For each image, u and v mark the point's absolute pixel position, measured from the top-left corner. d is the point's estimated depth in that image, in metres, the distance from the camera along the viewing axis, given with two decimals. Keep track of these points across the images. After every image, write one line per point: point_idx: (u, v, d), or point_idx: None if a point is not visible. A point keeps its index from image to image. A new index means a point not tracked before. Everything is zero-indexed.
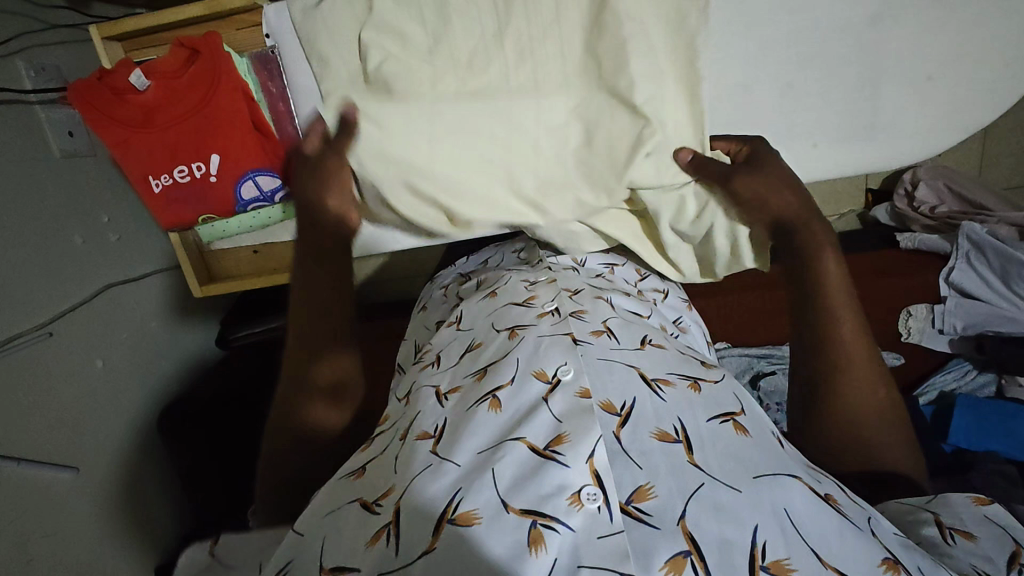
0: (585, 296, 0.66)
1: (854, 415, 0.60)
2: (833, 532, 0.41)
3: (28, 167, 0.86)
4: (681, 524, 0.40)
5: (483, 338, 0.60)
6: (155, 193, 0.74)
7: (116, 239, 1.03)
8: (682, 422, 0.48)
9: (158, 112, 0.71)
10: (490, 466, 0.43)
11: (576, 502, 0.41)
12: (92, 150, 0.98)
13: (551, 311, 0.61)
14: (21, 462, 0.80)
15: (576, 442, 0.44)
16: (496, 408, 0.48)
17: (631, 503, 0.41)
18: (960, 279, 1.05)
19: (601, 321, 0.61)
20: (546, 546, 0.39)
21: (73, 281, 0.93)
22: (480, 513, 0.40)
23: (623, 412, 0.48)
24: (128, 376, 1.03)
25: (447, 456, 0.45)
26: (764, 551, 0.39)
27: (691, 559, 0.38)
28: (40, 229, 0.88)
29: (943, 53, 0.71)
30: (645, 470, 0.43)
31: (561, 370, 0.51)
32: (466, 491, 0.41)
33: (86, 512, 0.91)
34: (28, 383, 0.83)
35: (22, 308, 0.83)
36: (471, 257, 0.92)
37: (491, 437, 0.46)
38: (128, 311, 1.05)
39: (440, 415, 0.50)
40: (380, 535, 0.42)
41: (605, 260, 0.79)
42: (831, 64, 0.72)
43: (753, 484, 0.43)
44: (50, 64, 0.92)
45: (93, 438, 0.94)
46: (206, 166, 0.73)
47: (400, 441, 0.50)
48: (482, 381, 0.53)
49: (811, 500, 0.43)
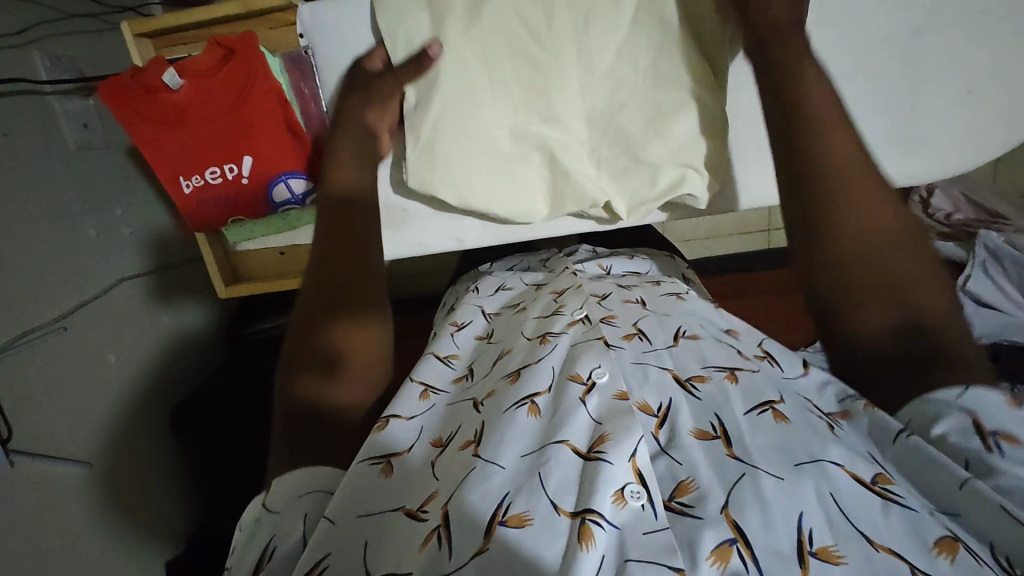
0: (614, 301, 0.67)
1: (881, 270, 0.51)
2: (881, 514, 0.40)
3: (43, 159, 0.85)
4: (726, 513, 0.40)
5: (512, 345, 0.61)
6: (185, 194, 0.73)
7: (129, 233, 1.02)
8: (719, 418, 0.48)
9: (190, 112, 0.70)
10: (536, 471, 0.43)
11: (620, 499, 0.41)
12: (107, 142, 0.97)
13: (580, 319, 0.60)
14: (34, 457, 0.80)
15: (617, 439, 0.44)
16: (535, 414, 0.49)
17: (673, 499, 0.42)
18: (976, 288, 1.03)
19: (632, 325, 0.61)
20: (595, 541, 0.39)
21: (87, 274, 0.92)
22: (531, 515, 0.41)
23: (660, 413, 0.48)
24: (141, 370, 1.02)
25: (491, 458, 0.45)
26: (811, 537, 0.39)
27: (737, 547, 0.38)
28: (54, 221, 0.86)
29: (978, 69, 0.70)
30: (685, 465, 0.44)
31: (595, 373, 0.50)
32: (516, 495, 0.42)
33: (98, 507, 0.91)
34: (41, 378, 0.82)
35: (37, 302, 0.82)
36: (496, 260, 0.92)
37: (533, 442, 0.46)
38: (141, 305, 1.04)
39: (479, 422, 0.51)
40: (431, 537, 0.42)
41: (629, 267, 0.83)
42: (866, 75, 0.71)
43: (796, 470, 0.42)
44: (65, 55, 0.90)
45: (106, 433, 0.93)
46: (238, 169, 0.72)
47: (438, 448, 0.51)
48: (517, 383, 0.52)
49: (857, 482, 0.42)
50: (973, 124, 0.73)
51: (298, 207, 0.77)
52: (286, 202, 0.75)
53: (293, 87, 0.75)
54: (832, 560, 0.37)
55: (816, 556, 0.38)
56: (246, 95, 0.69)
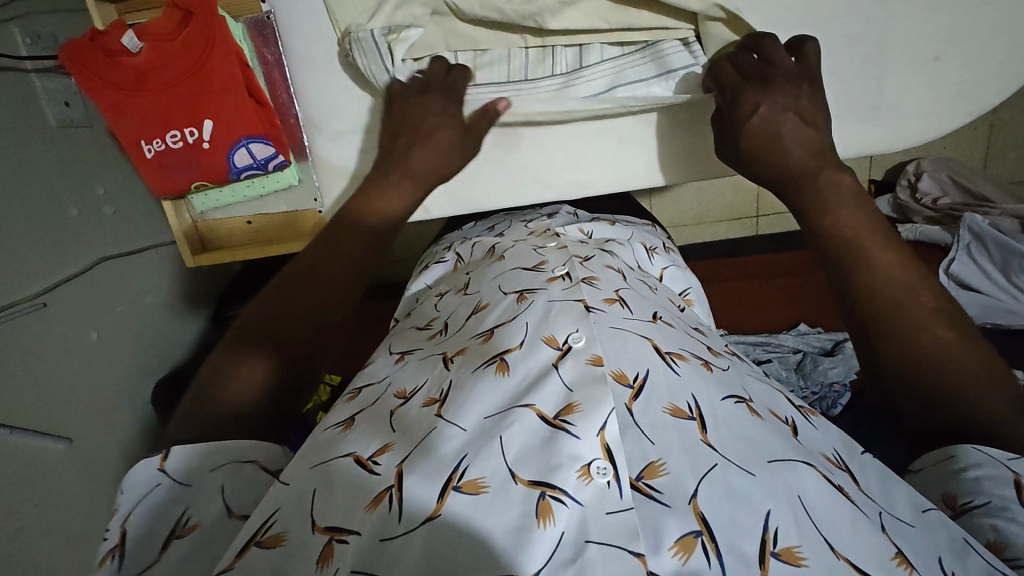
0: (595, 263, 0.66)
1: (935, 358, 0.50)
2: (847, 523, 0.40)
3: (24, 135, 0.85)
4: (693, 504, 0.39)
5: (489, 299, 0.62)
6: (148, 158, 0.75)
7: (111, 212, 1.03)
8: (696, 400, 0.46)
9: (151, 75, 0.71)
10: (498, 433, 0.43)
11: (585, 475, 0.40)
12: (88, 120, 0.98)
13: (561, 276, 0.61)
14: (13, 431, 0.79)
15: (586, 412, 0.43)
16: (503, 372, 0.48)
17: (641, 479, 0.41)
18: (959, 271, 1.05)
19: (613, 290, 0.60)
20: (555, 519, 0.38)
21: (67, 251, 0.92)
22: (487, 483, 0.40)
23: (635, 384, 0.47)
24: (122, 349, 1.03)
25: (453, 420, 0.45)
26: (776, 537, 0.38)
27: (701, 540, 0.37)
28: (35, 197, 0.87)
29: (949, 36, 0.70)
30: (657, 446, 0.42)
31: (572, 338, 0.51)
32: (473, 459, 0.41)
33: (79, 484, 0.91)
34: (23, 351, 0.82)
35: (17, 277, 0.82)
36: (480, 222, 0.93)
37: (501, 401, 0.46)
38: (124, 283, 1.05)
39: (447, 379, 0.51)
40: (382, 497, 0.41)
41: (612, 232, 0.81)
42: (836, 43, 0.71)
43: (768, 467, 0.42)
44: (46, 33, 0.90)
45: (87, 409, 0.94)
46: (199, 133, 0.74)
47: (400, 400, 0.51)
48: (488, 343, 0.53)
49: (824, 487, 0.42)
50: (945, 92, 0.73)
51: (260, 172, 0.78)
52: (249, 165, 0.76)
53: (256, 54, 0.73)
54: (794, 561, 0.37)
55: (779, 556, 0.37)
56: (205, 60, 0.70)
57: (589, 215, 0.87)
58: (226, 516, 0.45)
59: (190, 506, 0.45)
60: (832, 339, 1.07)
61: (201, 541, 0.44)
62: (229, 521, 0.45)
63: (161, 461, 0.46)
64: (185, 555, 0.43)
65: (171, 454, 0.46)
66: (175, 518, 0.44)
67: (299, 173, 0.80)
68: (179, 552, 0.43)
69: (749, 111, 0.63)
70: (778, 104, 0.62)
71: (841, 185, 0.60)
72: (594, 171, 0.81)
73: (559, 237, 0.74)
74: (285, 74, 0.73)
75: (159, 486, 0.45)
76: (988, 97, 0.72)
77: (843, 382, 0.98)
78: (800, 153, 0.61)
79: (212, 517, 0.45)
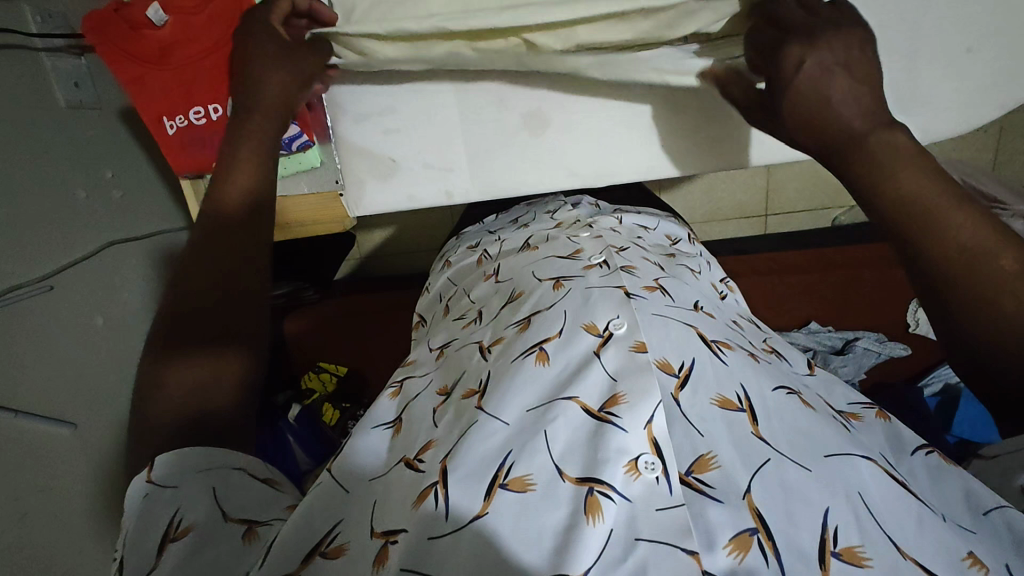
0: (632, 253, 0.65)
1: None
2: (915, 523, 0.39)
3: (33, 114, 0.84)
4: (748, 500, 0.38)
5: (525, 287, 0.61)
6: (169, 135, 0.72)
7: (119, 196, 1.01)
8: (745, 391, 0.46)
9: (174, 49, 0.68)
10: (542, 428, 0.42)
11: (633, 470, 0.40)
12: (96, 103, 0.96)
13: (598, 264, 0.61)
14: (20, 414, 0.78)
15: (633, 404, 0.43)
16: (543, 362, 0.48)
17: (691, 474, 0.40)
18: None
19: (652, 278, 0.59)
20: (604, 515, 0.38)
21: (74, 234, 0.91)
22: (534, 480, 0.40)
23: (681, 373, 0.46)
24: (127, 337, 1.01)
25: (494, 413, 0.44)
26: (835, 536, 0.37)
27: (757, 538, 0.37)
28: (43, 177, 0.85)
29: (976, 28, 0.70)
30: (706, 438, 0.42)
31: (613, 325, 0.50)
32: (518, 456, 0.41)
33: (84, 471, 0.89)
34: (28, 334, 0.81)
35: (25, 259, 0.81)
36: (503, 216, 0.91)
37: (543, 394, 0.45)
38: (130, 269, 1.03)
39: (485, 370, 0.51)
40: (427, 494, 0.41)
41: (639, 221, 0.80)
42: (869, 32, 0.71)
43: (824, 463, 0.41)
44: (57, 12, 0.88)
45: (90, 397, 0.92)
46: (222, 110, 0.70)
47: (442, 397, 0.51)
48: (528, 331, 0.52)
49: (885, 482, 0.41)
50: (970, 86, 0.74)
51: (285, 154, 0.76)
52: None
53: None
54: (858, 562, 0.36)
55: (839, 556, 0.36)
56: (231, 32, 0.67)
57: (615, 207, 0.86)
58: (220, 517, 0.41)
59: (183, 506, 0.41)
60: (842, 337, 1.08)
61: (194, 545, 0.39)
62: (224, 524, 0.41)
63: (148, 471, 0.41)
64: (180, 558, 0.38)
65: (157, 462, 0.42)
66: (166, 521, 0.40)
67: (321, 155, 0.79)
68: (174, 556, 0.39)
69: (792, 68, 0.51)
70: (828, 63, 0.50)
71: (895, 139, 0.47)
72: (625, 165, 0.81)
73: (593, 227, 0.73)
74: None
75: (145, 497, 0.41)
76: (1011, 93, 0.74)
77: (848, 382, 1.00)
78: (861, 115, 0.49)
79: (205, 517, 0.41)
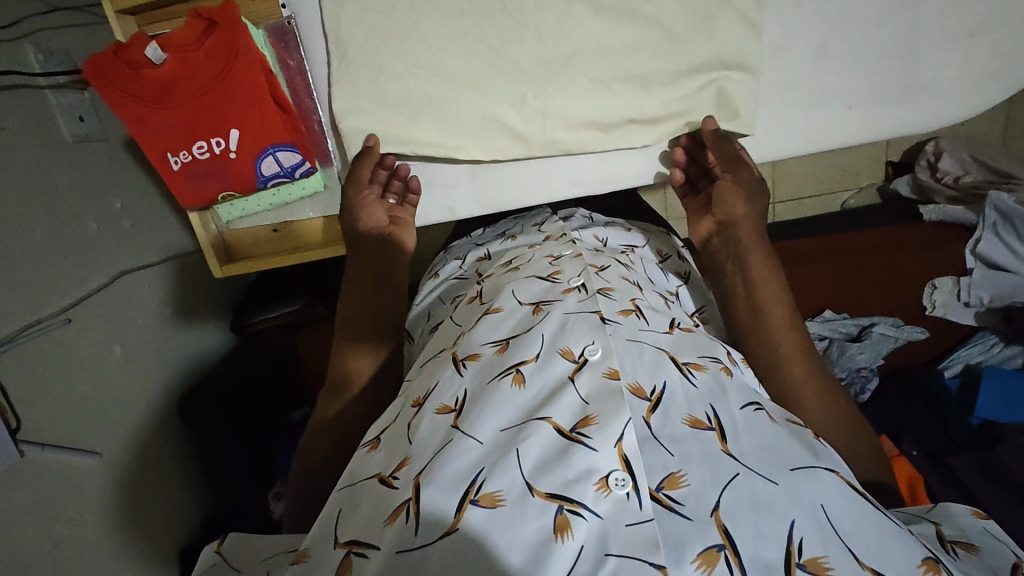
0: (611, 273, 0.64)
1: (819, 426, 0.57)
2: (875, 534, 0.40)
3: (42, 152, 0.85)
4: (715, 516, 0.39)
5: (501, 304, 0.59)
6: (174, 170, 0.73)
7: (129, 225, 1.02)
8: (715, 410, 0.46)
9: (176, 86, 0.69)
10: (514, 446, 0.42)
11: (604, 488, 0.41)
12: (103, 135, 0.97)
13: (577, 287, 0.59)
14: (46, 447, 0.80)
15: (603, 424, 0.43)
16: (519, 384, 0.48)
17: (661, 490, 0.41)
18: (987, 251, 1.04)
19: (629, 300, 0.59)
20: (573, 533, 0.38)
21: (89, 265, 0.92)
22: (503, 496, 0.40)
23: (653, 397, 0.47)
24: (145, 363, 1.02)
25: (469, 431, 0.44)
26: (801, 547, 0.38)
27: (724, 554, 0.37)
28: (53, 213, 0.86)
29: None
30: (676, 458, 0.42)
31: (588, 351, 0.50)
32: (489, 473, 0.41)
33: (110, 498, 0.91)
34: (48, 369, 0.82)
35: (41, 294, 0.82)
36: (489, 229, 0.92)
37: (516, 414, 0.45)
38: (145, 295, 1.04)
39: (460, 387, 0.49)
40: (400, 512, 0.41)
41: (626, 240, 0.80)
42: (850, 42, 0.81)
43: (790, 475, 0.42)
44: (58, 48, 0.89)
45: (114, 425, 0.93)
46: (226, 142, 0.72)
47: (415, 408, 0.50)
48: (504, 354, 0.51)
49: (846, 494, 0.42)
50: None
51: (287, 180, 0.78)
52: (276, 173, 0.76)
53: (278, 60, 0.75)
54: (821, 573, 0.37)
55: (804, 567, 0.37)
56: (229, 69, 0.69)
57: (606, 220, 0.85)
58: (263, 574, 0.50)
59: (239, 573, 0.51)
60: (857, 324, 1.06)
61: None
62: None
63: (218, 543, 0.54)
64: None
65: (229, 537, 0.54)
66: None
67: (323, 179, 0.81)
68: None
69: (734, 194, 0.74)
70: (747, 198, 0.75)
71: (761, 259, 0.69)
72: (626, 170, 0.85)
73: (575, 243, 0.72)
74: (307, 79, 0.77)
75: (213, 565, 0.52)
76: None
77: (870, 368, 1.01)
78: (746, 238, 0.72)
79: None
